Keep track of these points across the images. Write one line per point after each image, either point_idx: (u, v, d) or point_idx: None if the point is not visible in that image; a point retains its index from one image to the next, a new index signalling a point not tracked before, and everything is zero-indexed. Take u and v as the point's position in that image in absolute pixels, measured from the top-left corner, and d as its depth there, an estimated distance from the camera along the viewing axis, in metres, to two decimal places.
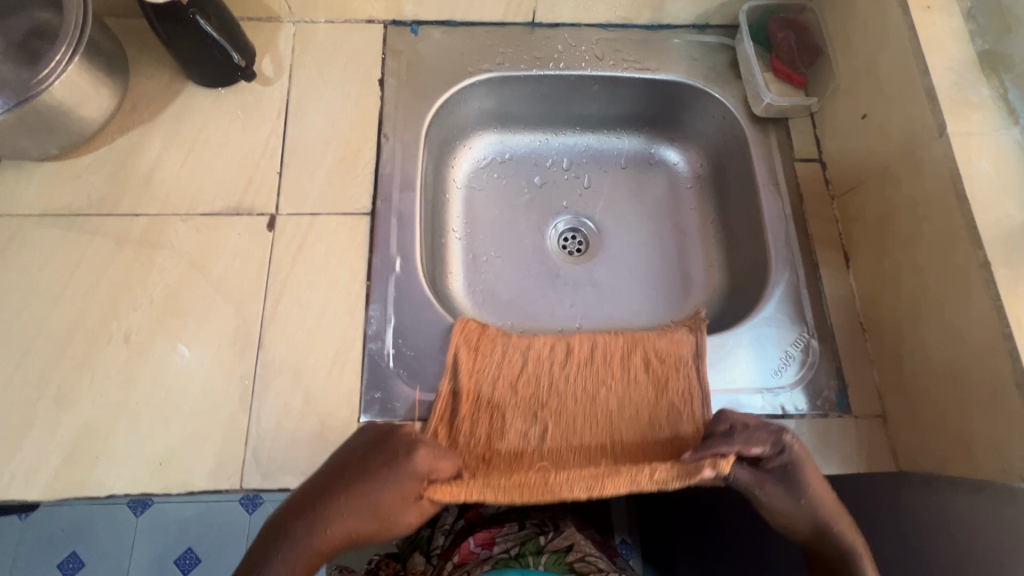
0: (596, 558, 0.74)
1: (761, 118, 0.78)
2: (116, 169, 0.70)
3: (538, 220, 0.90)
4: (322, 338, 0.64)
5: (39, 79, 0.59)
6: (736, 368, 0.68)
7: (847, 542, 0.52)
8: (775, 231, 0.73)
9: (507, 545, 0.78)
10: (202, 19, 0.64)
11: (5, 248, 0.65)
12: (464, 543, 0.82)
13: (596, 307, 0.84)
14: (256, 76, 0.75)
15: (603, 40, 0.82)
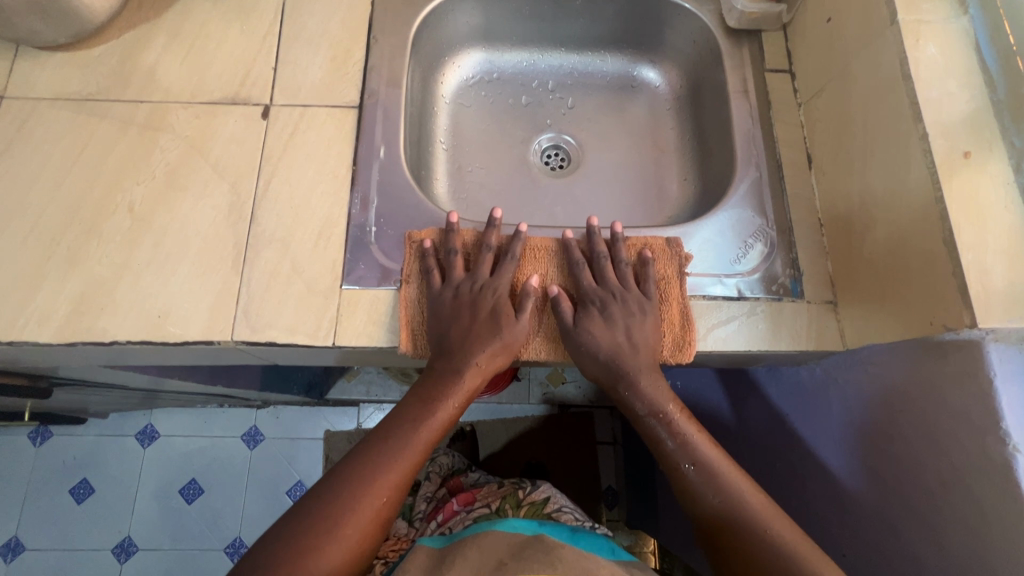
0: (569, 509, 0.97)
1: (735, 30, 0.81)
2: (123, 61, 0.75)
3: (523, 136, 0.94)
4: (311, 216, 0.69)
5: None
6: (697, 256, 0.72)
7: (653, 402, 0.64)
8: (743, 135, 0.77)
9: (485, 502, 1.01)
10: None
11: (20, 127, 0.71)
12: (447, 509, 1.05)
13: (576, 215, 0.88)
14: None
15: None
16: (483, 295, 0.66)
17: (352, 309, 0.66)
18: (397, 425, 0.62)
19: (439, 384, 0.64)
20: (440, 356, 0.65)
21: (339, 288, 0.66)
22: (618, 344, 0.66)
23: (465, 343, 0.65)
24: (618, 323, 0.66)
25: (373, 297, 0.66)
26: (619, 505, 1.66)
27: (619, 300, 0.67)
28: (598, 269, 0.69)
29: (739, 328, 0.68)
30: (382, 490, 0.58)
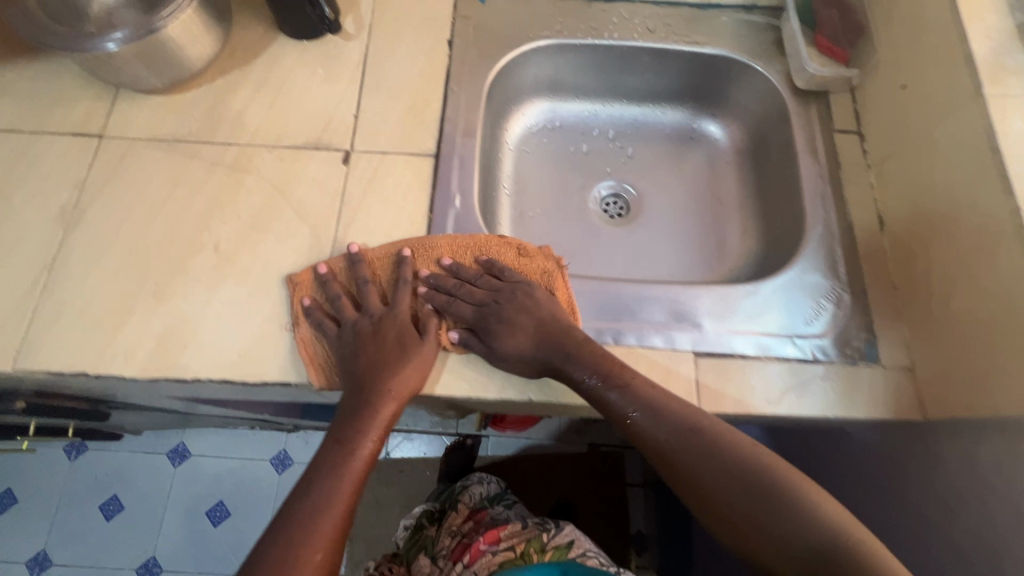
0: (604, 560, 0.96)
1: (802, 91, 0.83)
2: (213, 105, 0.78)
3: (583, 184, 0.95)
4: (386, 260, 0.70)
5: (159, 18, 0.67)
6: (769, 314, 0.70)
7: (720, 436, 0.56)
8: (813, 194, 0.77)
9: (509, 544, 0.97)
10: None
11: (117, 165, 0.74)
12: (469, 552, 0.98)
13: (635, 265, 0.89)
14: (341, 32, 0.83)
15: (655, 15, 0.87)
16: (401, 326, 0.65)
17: (427, 357, 0.66)
18: (326, 443, 0.60)
19: (360, 399, 0.62)
20: (354, 389, 0.63)
21: (413, 335, 0.67)
22: (550, 330, 0.65)
23: (381, 368, 0.63)
24: (509, 324, 0.66)
25: (446, 344, 0.67)
26: (649, 553, 1.61)
27: (508, 304, 0.67)
28: (462, 295, 0.68)
29: (814, 392, 0.66)
30: (330, 505, 0.56)
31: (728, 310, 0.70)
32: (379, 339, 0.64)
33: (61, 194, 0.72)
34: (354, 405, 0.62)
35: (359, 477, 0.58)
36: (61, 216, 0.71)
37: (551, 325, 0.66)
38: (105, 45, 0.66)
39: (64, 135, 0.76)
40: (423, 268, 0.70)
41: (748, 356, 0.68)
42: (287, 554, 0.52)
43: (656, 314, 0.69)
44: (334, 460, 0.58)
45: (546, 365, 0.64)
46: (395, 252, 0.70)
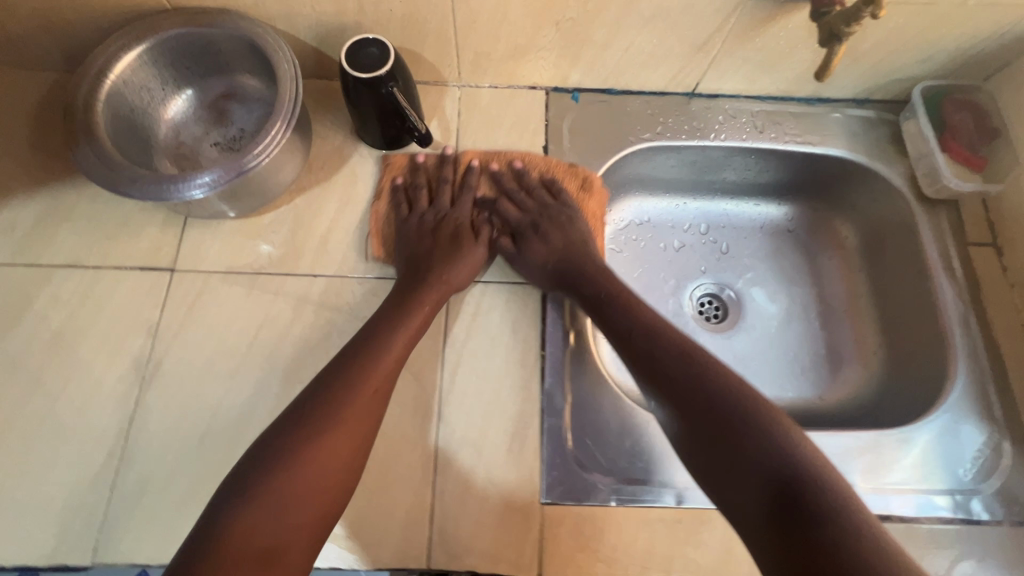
0: None
1: (931, 198, 0.76)
2: (294, 229, 0.71)
3: (675, 285, 0.89)
4: (501, 414, 0.64)
5: (251, 157, 0.60)
6: (923, 466, 0.64)
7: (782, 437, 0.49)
8: (955, 320, 0.70)
9: None
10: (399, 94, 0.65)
11: (193, 306, 0.67)
12: None
13: (740, 378, 0.82)
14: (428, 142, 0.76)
15: (763, 112, 0.81)
16: (445, 222, 0.70)
17: (558, 533, 0.59)
18: (326, 397, 0.54)
19: (358, 356, 0.58)
20: (410, 270, 0.66)
21: (541, 505, 0.60)
22: (573, 254, 0.68)
23: (428, 257, 0.67)
24: (558, 234, 0.70)
25: (578, 517, 0.60)
26: None
27: (550, 220, 0.71)
28: (515, 199, 0.73)
29: (987, 562, 0.60)
30: (310, 476, 0.50)
31: (878, 463, 0.64)
32: (445, 215, 0.71)
33: (133, 343, 0.65)
34: (399, 298, 0.63)
35: (369, 403, 0.55)
36: (135, 370, 0.64)
37: (585, 257, 0.68)
38: (188, 191, 0.58)
39: (132, 270, 0.68)
40: (493, 161, 0.75)
41: (909, 519, 0.62)
42: (245, 516, 0.47)
43: None
44: (367, 361, 0.57)
45: (561, 277, 0.67)
46: (469, 162, 0.75)
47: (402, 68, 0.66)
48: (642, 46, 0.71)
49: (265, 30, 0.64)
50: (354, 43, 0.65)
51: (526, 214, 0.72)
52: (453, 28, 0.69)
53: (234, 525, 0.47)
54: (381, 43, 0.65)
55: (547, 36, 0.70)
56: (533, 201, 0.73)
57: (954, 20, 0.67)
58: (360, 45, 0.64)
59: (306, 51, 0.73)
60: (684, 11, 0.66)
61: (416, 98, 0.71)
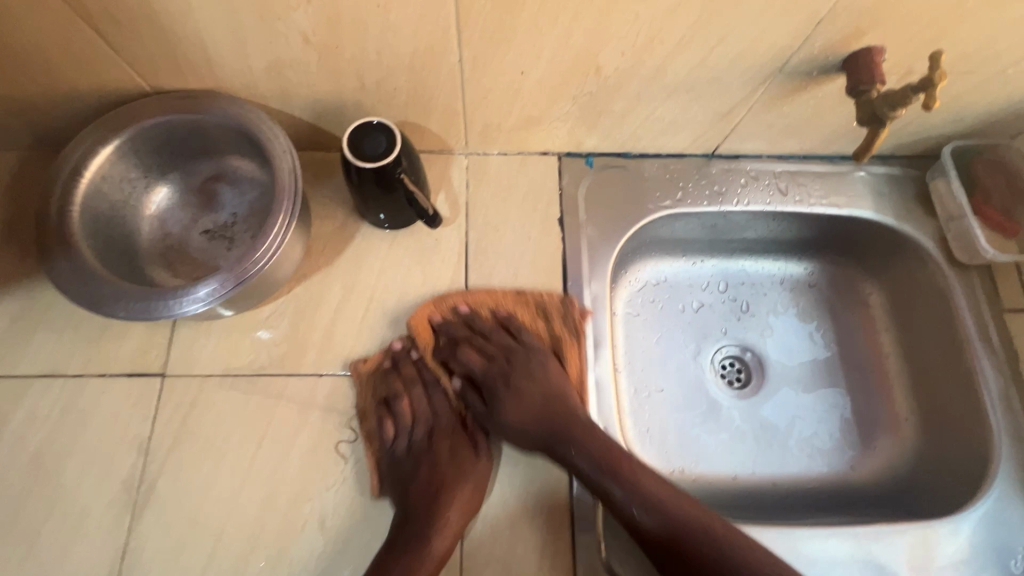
0: None
1: (963, 262, 0.73)
2: (295, 322, 0.66)
3: (696, 347, 0.84)
4: (529, 526, 0.59)
5: (254, 260, 0.55)
6: (972, 561, 0.61)
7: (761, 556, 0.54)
8: (995, 396, 0.68)
9: None
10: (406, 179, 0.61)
11: (187, 416, 0.61)
12: None
13: (767, 450, 0.78)
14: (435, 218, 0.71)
15: (786, 172, 0.77)
16: (415, 444, 0.63)
17: None
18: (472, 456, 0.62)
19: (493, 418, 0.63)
20: (395, 474, 0.60)
21: None
22: (557, 412, 0.61)
23: (414, 480, 0.60)
24: (523, 391, 0.63)
25: None
26: None
27: (513, 368, 0.64)
28: (477, 346, 0.65)
29: None
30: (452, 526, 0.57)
31: (926, 559, 0.61)
32: (407, 436, 0.63)
33: (122, 463, 0.59)
34: (403, 524, 0.58)
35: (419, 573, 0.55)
36: (126, 494, 0.58)
37: (557, 409, 0.61)
38: (182, 308, 0.53)
39: (118, 377, 0.62)
40: (432, 326, 0.66)
41: None
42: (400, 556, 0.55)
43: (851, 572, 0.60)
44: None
45: (545, 446, 0.60)
46: (395, 345, 0.65)
47: (409, 152, 0.61)
48: (663, 115, 0.67)
49: (257, 115, 0.58)
50: (355, 129, 0.60)
51: (480, 364, 0.64)
52: (462, 103, 0.64)
53: None
54: (384, 125, 0.60)
55: (563, 108, 0.65)
56: (488, 346, 0.65)
57: (993, 86, 0.63)
58: (365, 129, 0.59)
59: (301, 127, 0.67)
60: (711, 84, 0.61)
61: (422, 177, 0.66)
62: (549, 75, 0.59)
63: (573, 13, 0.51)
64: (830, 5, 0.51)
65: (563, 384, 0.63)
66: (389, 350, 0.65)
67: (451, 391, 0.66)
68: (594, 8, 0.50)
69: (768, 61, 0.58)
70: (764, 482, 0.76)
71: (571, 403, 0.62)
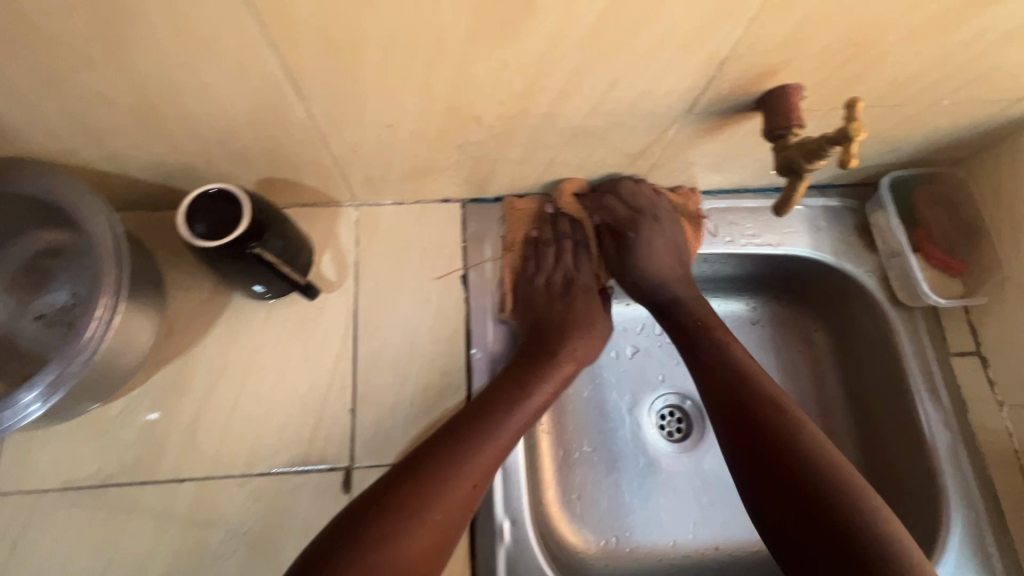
0: None
1: (905, 303, 0.67)
2: (153, 418, 0.57)
3: (632, 399, 0.78)
4: None
5: (80, 351, 0.46)
6: None
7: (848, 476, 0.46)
8: (943, 454, 0.62)
9: None
10: (264, 251, 0.52)
11: (18, 543, 0.52)
12: None
13: (708, 510, 0.73)
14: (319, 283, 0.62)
15: (714, 209, 0.70)
16: (547, 301, 0.64)
17: None
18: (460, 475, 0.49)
19: (489, 421, 0.53)
20: (450, 430, 0.52)
21: None
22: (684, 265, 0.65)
23: (496, 392, 0.56)
24: (653, 247, 0.64)
25: None
26: None
27: (633, 221, 0.64)
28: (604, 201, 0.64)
29: None
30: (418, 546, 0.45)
31: None
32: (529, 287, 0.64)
33: None
34: (440, 436, 0.52)
35: (448, 523, 0.47)
36: None
37: (682, 261, 0.65)
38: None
39: None
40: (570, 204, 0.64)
41: None
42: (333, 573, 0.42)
43: None
44: (419, 502, 0.47)
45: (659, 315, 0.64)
46: (540, 206, 0.67)
47: (267, 221, 0.52)
48: (568, 159, 0.59)
49: (53, 177, 0.49)
50: (193, 200, 0.50)
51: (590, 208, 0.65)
52: (330, 157, 0.55)
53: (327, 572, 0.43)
54: (228, 192, 0.50)
55: (450, 157, 0.56)
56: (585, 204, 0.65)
57: (929, 116, 0.56)
58: (206, 201, 0.50)
59: (149, 189, 0.58)
60: (614, 127, 0.53)
61: (295, 242, 0.57)
62: (422, 125, 0.50)
63: (426, 62, 0.42)
64: (730, 45, 0.43)
65: (688, 234, 0.66)
66: (518, 211, 0.66)
67: (593, 244, 0.67)
68: (449, 56, 0.41)
69: (672, 102, 0.50)
70: (707, 547, 0.71)
71: (682, 249, 0.65)
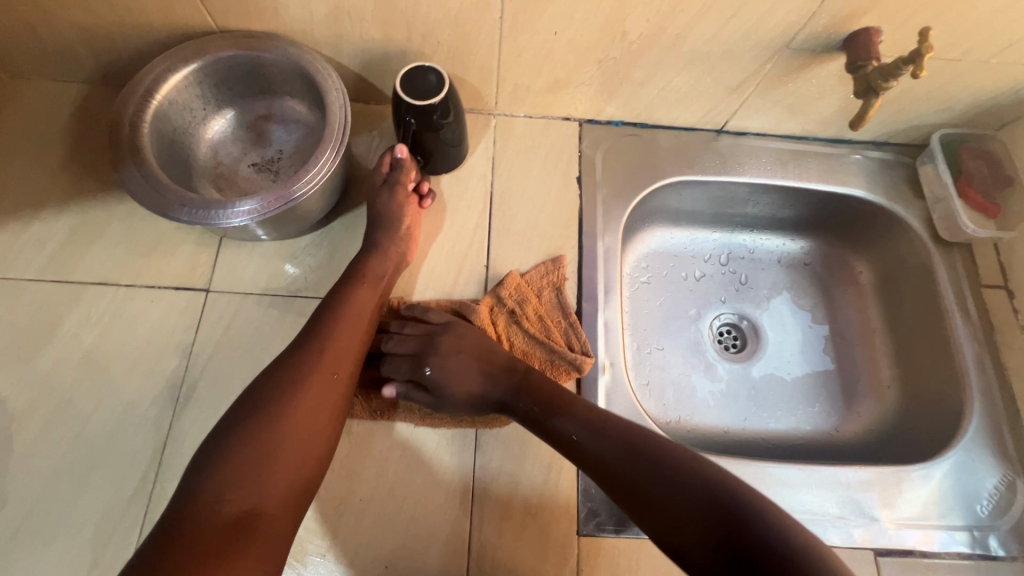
0: None
1: (946, 241, 0.80)
2: (331, 254, 0.71)
3: (696, 312, 0.88)
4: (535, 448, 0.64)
5: (298, 185, 0.60)
6: (941, 501, 0.67)
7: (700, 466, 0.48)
8: (970, 362, 0.74)
9: None
10: (410, 125, 0.64)
11: (228, 328, 0.66)
12: None
13: (761, 405, 0.83)
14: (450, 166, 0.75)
15: (784, 150, 0.84)
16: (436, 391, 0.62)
17: (594, 562, 0.60)
18: (307, 351, 0.56)
19: (337, 304, 0.60)
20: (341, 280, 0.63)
21: (577, 534, 0.60)
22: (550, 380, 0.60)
23: (358, 267, 0.64)
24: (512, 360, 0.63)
25: (615, 546, 0.61)
26: None
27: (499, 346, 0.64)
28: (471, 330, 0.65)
29: None
30: (305, 411, 0.53)
31: (901, 498, 0.67)
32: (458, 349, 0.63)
33: (167, 365, 0.64)
34: (351, 287, 0.62)
35: (351, 338, 0.59)
36: (169, 393, 0.63)
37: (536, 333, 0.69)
38: (225, 220, 0.58)
39: (166, 289, 0.67)
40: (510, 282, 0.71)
41: (931, 554, 0.64)
42: (229, 483, 0.47)
43: (832, 507, 0.66)
44: (326, 333, 0.58)
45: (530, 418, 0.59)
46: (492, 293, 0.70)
47: (436, 116, 0.63)
48: (679, 85, 0.73)
49: (310, 53, 0.64)
50: (433, 70, 0.62)
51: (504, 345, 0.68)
52: (497, 61, 0.70)
53: (265, 388, 0.53)
54: (442, 90, 0.62)
55: (588, 71, 0.71)
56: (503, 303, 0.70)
57: (977, 73, 0.70)
58: (437, 83, 0.62)
59: (347, 75, 0.73)
60: (724, 57, 0.68)
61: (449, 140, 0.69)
62: (579, 36, 0.65)
63: None
64: None
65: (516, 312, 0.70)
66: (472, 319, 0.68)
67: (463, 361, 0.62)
68: None
69: (777, 36, 0.64)
70: (756, 435, 0.81)
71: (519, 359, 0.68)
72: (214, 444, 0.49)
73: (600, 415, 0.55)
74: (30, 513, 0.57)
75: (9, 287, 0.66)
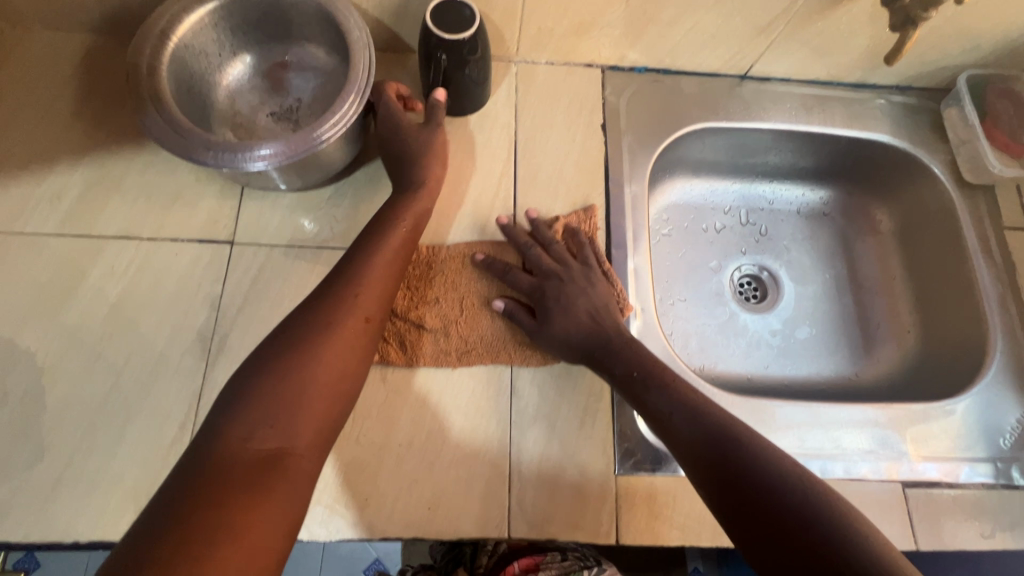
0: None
1: (971, 183, 0.79)
2: (355, 204, 0.70)
3: (717, 264, 0.88)
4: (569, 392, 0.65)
5: (319, 131, 0.58)
6: (964, 435, 0.68)
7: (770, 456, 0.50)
8: (993, 301, 0.75)
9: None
10: (441, 60, 0.64)
11: (256, 280, 0.65)
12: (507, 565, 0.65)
13: (784, 353, 0.83)
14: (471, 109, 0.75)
15: (807, 95, 0.83)
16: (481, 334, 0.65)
17: (633, 499, 0.61)
18: (338, 293, 0.55)
19: (368, 248, 0.59)
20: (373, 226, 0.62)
21: (614, 474, 0.61)
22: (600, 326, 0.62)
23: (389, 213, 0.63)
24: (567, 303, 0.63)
25: (653, 484, 0.61)
26: None
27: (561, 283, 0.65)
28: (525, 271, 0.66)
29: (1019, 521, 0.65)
30: (337, 353, 0.52)
31: (924, 431, 0.68)
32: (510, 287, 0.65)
33: (196, 317, 0.63)
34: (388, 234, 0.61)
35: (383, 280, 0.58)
36: (200, 345, 0.62)
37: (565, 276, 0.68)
38: (249, 164, 0.56)
39: (190, 242, 0.66)
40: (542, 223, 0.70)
41: (957, 485, 0.66)
42: (260, 421, 0.47)
43: (860, 442, 0.67)
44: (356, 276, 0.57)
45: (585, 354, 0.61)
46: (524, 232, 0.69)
47: (466, 51, 0.63)
48: (706, 25, 0.72)
49: None
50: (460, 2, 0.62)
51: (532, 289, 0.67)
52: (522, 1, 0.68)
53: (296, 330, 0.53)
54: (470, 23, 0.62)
55: (615, 11, 0.69)
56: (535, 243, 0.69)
57: (1008, 8, 0.69)
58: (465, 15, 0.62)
59: (366, 19, 0.71)
60: None
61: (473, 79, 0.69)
62: None
63: None
64: None
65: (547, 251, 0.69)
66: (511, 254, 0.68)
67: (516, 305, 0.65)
68: None
69: None
70: (780, 381, 0.81)
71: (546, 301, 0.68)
72: (252, 387, 0.49)
73: (684, 390, 0.57)
74: (69, 465, 0.57)
75: (28, 242, 0.64)
